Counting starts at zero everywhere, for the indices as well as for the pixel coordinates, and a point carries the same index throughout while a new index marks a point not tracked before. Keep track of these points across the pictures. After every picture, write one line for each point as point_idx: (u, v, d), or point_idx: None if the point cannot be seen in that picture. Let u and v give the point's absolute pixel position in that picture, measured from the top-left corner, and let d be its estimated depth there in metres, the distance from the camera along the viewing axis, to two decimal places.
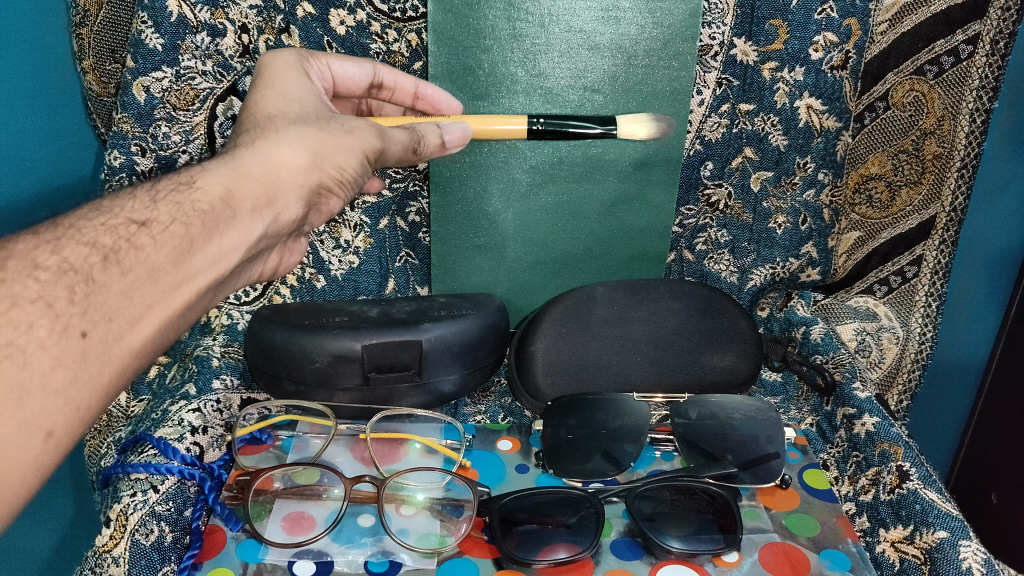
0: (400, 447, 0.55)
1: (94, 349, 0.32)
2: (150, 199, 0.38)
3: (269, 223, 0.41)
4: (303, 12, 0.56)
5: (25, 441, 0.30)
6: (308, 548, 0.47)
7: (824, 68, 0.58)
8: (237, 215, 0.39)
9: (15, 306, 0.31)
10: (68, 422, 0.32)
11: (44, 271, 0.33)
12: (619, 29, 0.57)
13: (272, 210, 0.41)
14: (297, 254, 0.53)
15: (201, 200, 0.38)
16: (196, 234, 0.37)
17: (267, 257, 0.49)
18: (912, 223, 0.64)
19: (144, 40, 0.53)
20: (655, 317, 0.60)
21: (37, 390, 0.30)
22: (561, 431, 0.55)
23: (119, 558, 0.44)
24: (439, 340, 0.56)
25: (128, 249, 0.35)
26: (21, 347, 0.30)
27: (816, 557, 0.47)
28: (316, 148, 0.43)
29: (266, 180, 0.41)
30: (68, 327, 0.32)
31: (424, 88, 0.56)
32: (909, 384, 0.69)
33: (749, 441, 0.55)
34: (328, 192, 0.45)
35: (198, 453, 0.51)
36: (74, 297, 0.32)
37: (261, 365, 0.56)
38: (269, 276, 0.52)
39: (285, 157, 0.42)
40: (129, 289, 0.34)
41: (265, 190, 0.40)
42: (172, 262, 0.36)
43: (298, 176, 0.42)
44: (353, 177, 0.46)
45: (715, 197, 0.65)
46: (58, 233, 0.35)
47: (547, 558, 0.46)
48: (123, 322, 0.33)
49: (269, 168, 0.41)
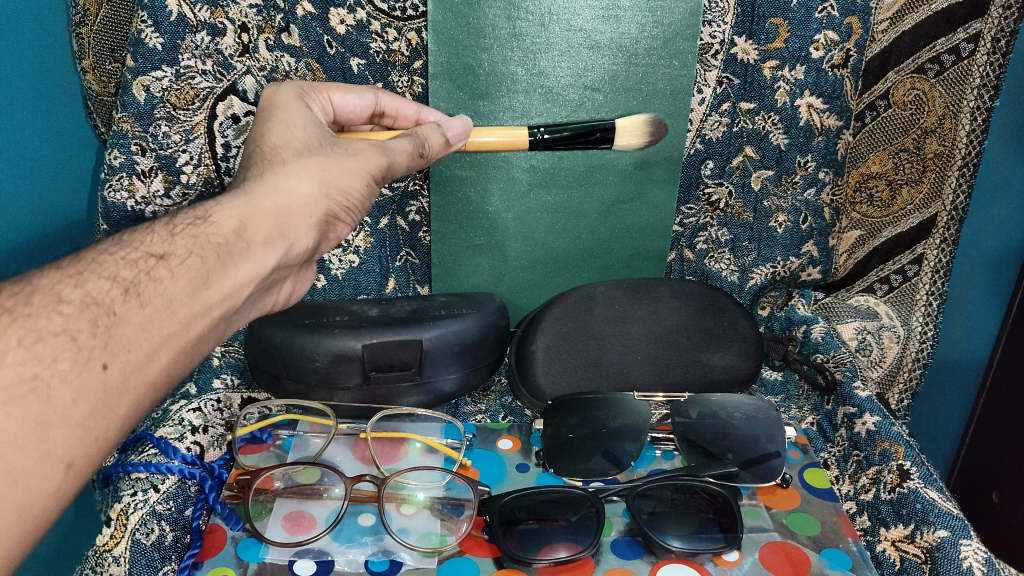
0: (400, 446, 0.55)
1: (114, 381, 0.32)
2: (167, 232, 0.37)
3: (282, 255, 0.41)
4: (303, 11, 0.56)
5: (46, 472, 0.30)
6: (308, 547, 0.47)
7: (824, 67, 0.58)
8: (251, 246, 0.39)
9: (39, 339, 0.31)
10: (87, 452, 0.31)
11: (68, 305, 0.33)
12: (619, 28, 0.56)
13: (284, 240, 0.41)
14: (309, 280, 0.49)
15: (216, 233, 0.38)
16: (212, 266, 0.37)
17: (283, 285, 0.46)
18: (912, 221, 0.64)
19: (144, 39, 0.53)
20: (655, 316, 0.60)
21: (60, 422, 0.30)
22: (562, 429, 0.55)
23: (119, 557, 0.44)
24: (440, 339, 0.56)
25: (147, 282, 0.35)
26: (46, 380, 0.30)
27: (816, 556, 0.47)
28: (322, 175, 0.44)
29: (276, 212, 0.41)
30: (90, 358, 0.31)
31: (426, 115, 0.56)
32: (910, 384, 0.69)
33: (749, 440, 0.55)
34: (337, 220, 0.45)
35: (198, 453, 0.52)
36: (96, 330, 0.32)
37: (261, 365, 0.56)
38: (281, 306, 0.48)
39: (294, 188, 0.42)
40: (147, 321, 0.34)
41: (276, 222, 0.41)
42: (188, 294, 0.35)
43: (307, 205, 0.42)
44: (359, 202, 0.46)
45: (715, 195, 0.65)
46: (80, 266, 0.35)
47: (547, 558, 0.46)
48: (141, 353, 0.33)
49: (280, 199, 0.42)
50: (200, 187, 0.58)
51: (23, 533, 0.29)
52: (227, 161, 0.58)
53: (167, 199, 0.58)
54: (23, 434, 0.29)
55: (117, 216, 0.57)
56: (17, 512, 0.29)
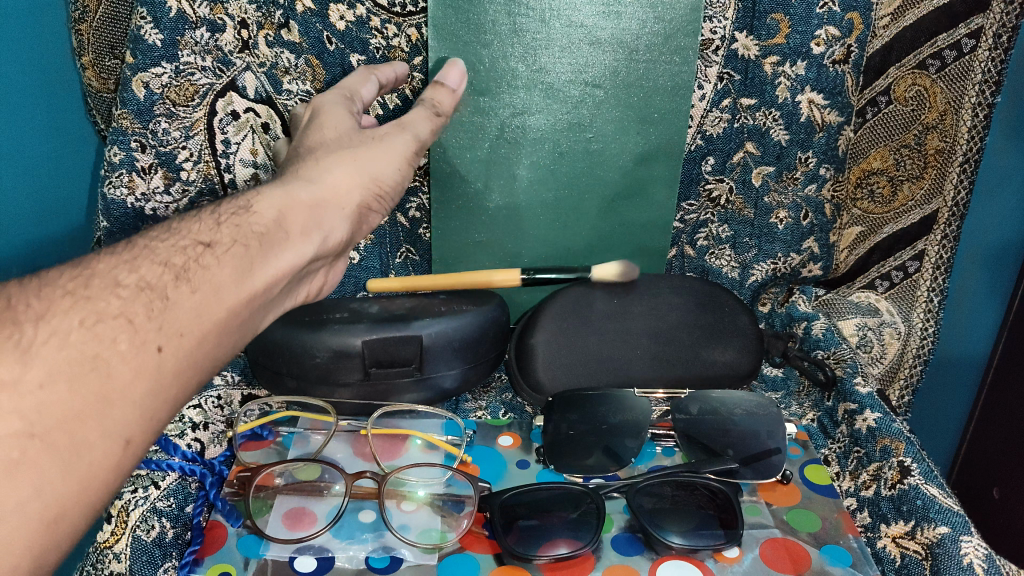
0: (400, 443, 0.56)
1: (168, 362, 0.33)
2: (213, 222, 0.39)
3: (318, 247, 0.42)
4: (303, 7, 0.56)
5: (107, 449, 0.30)
6: (308, 543, 0.47)
7: (825, 63, 0.58)
8: (290, 237, 0.41)
9: (98, 321, 0.32)
10: (143, 430, 0.32)
11: (125, 289, 0.34)
12: (620, 24, 0.56)
13: (320, 231, 0.42)
14: (338, 274, 0.51)
15: (259, 223, 0.40)
16: (255, 254, 0.38)
17: (314, 277, 0.47)
18: (913, 218, 0.64)
19: (143, 35, 0.53)
20: (656, 312, 0.59)
21: (119, 401, 0.31)
22: (562, 426, 0.55)
23: (119, 554, 0.45)
24: (440, 335, 0.55)
25: (197, 268, 0.36)
26: (107, 358, 0.31)
27: (817, 552, 0.47)
28: (354, 165, 0.46)
29: (313, 203, 0.43)
30: (146, 341, 0.32)
31: (400, 70, 0.56)
32: (910, 379, 0.69)
33: (749, 436, 0.55)
34: (368, 210, 0.47)
35: (198, 449, 0.52)
36: (151, 313, 0.33)
37: (261, 361, 0.56)
38: (314, 297, 0.49)
39: (333, 181, 0.45)
40: (199, 306, 0.35)
41: (312, 213, 0.42)
42: (234, 281, 0.37)
43: (341, 197, 0.44)
44: (388, 191, 0.49)
45: (716, 191, 0.64)
46: (133, 253, 0.36)
47: (548, 554, 0.46)
48: (192, 338, 0.34)
49: (317, 193, 0.43)
50: (200, 183, 0.58)
51: (83, 513, 0.30)
52: (227, 157, 0.58)
53: (166, 195, 0.57)
54: (86, 408, 0.30)
55: (117, 212, 0.57)
56: (81, 484, 0.29)
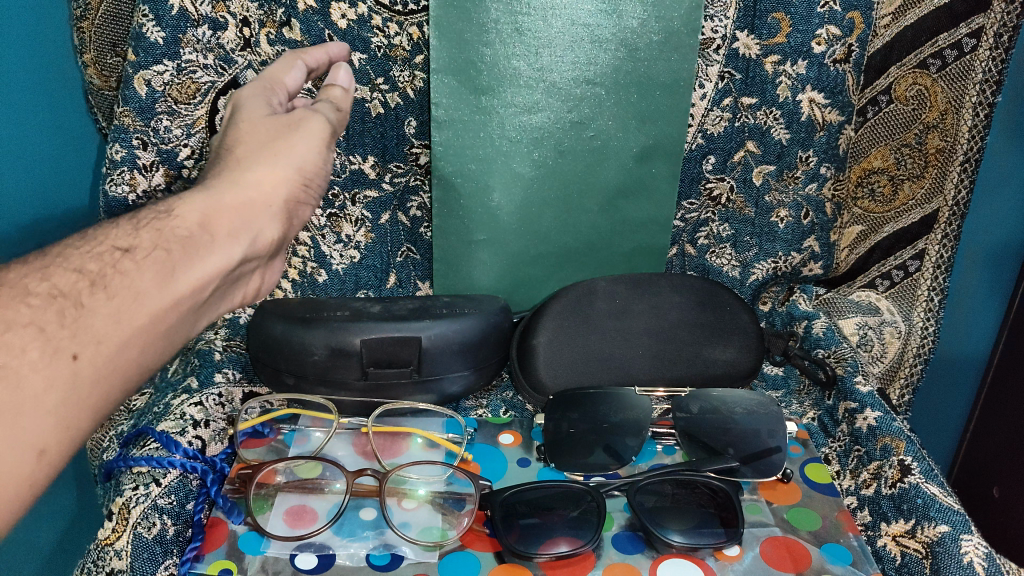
0: (400, 442, 0.56)
1: (84, 370, 0.35)
2: (132, 227, 0.40)
3: (247, 246, 0.43)
4: (304, 5, 0.55)
5: (19, 457, 0.33)
6: (309, 541, 0.47)
7: (825, 62, 0.58)
8: (216, 240, 0.42)
9: (8, 330, 0.33)
10: (59, 440, 0.34)
11: (36, 297, 0.35)
12: (622, 23, 0.57)
13: (249, 233, 0.43)
14: (277, 272, 0.52)
15: (181, 227, 0.41)
16: (177, 259, 0.39)
17: (250, 277, 0.48)
18: (913, 218, 0.64)
19: (144, 33, 0.53)
20: (657, 310, 0.60)
21: (31, 409, 0.33)
22: (563, 425, 0.55)
23: (121, 551, 0.44)
24: (439, 337, 0.56)
25: (113, 274, 0.37)
26: (15, 369, 0.33)
27: (817, 550, 0.47)
28: (276, 157, 0.45)
29: (238, 205, 0.43)
30: (59, 349, 0.34)
31: (332, 49, 0.53)
32: (910, 379, 0.69)
33: (750, 435, 0.55)
34: (298, 204, 0.47)
35: (199, 447, 0.51)
36: (64, 322, 0.35)
37: (262, 358, 0.56)
38: (252, 297, 0.50)
39: (259, 177, 0.44)
40: (117, 313, 0.37)
41: (239, 216, 0.43)
42: (156, 287, 0.38)
43: (267, 196, 0.44)
44: (315, 177, 0.47)
45: (717, 190, 0.64)
46: (47, 260, 0.38)
47: (548, 552, 0.46)
48: (112, 344, 0.36)
49: (244, 195, 0.44)
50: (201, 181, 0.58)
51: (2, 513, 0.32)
52: None
53: (168, 193, 0.58)
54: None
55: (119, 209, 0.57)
56: None
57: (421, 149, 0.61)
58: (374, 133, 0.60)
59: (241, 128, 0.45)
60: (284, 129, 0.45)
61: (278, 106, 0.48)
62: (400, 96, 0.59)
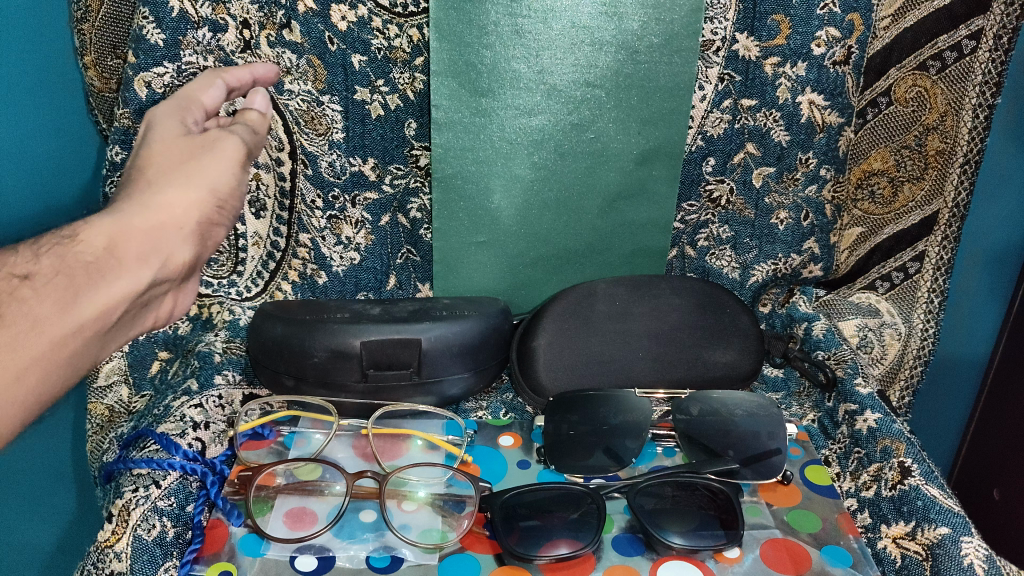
0: (400, 443, 0.55)
1: None
2: (32, 252, 0.39)
3: (159, 270, 0.42)
4: (304, 8, 0.55)
5: None
6: (309, 543, 0.47)
7: (825, 64, 0.59)
8: (123, 263, 0.40)
9: None
10: None
11: None
12: (622, 26, 0.57)
13: (160, 256, 0.42)
14: (191, 294, 0.50)
15: (85, 252, 0.39)
16: (81, 284, 0.38)
17: (161, 300, 0.46)
18: (914, 219, 0.64)
19: (145, 35, 0.53)
20: (657, 313, 0.60)
21: None
22: (562, 427, 0.55)
23: (121, 553, 0.44)
24: (439, 339, 0.56)
25: (10, 303, 0.36)
26: None
27: (817, 553, 0.47)
28: (191, 178, 0.43)
29: (150, 228, 0.41)
30: None
31: (258, 69, 0.54)
32: (910, 381, 0.68)
33: (750, 437, 0.55)
34: (214, 224, 0.45)
35: (199, 449, 0.52)
36: None
37: (261, 360, 0.56)
38: (163, 323, 0.48)
39: (169, 199, 0.42)
40: (14, 343, 0.35)
41: (151, 239, 0.41)
42: (57, 313, 0.37)
43: (179, 217, 0.42)
44: (232, 199, 0.46)
45: (717, 192, 0.64)
46: None
47: (548, 554, 0.46)
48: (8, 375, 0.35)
49: (155, 217, 0.42)
50: None
51: None
52: None
53: None
54: None
55: None
56: None
57: (422, 151, 0.61)
58: (374, 135, 0.60)
59: (162, 146, 0.45)
60: (198, 151, 0.45)
61: (194, 125, 0.48)
62: (400, 98, 0.59)
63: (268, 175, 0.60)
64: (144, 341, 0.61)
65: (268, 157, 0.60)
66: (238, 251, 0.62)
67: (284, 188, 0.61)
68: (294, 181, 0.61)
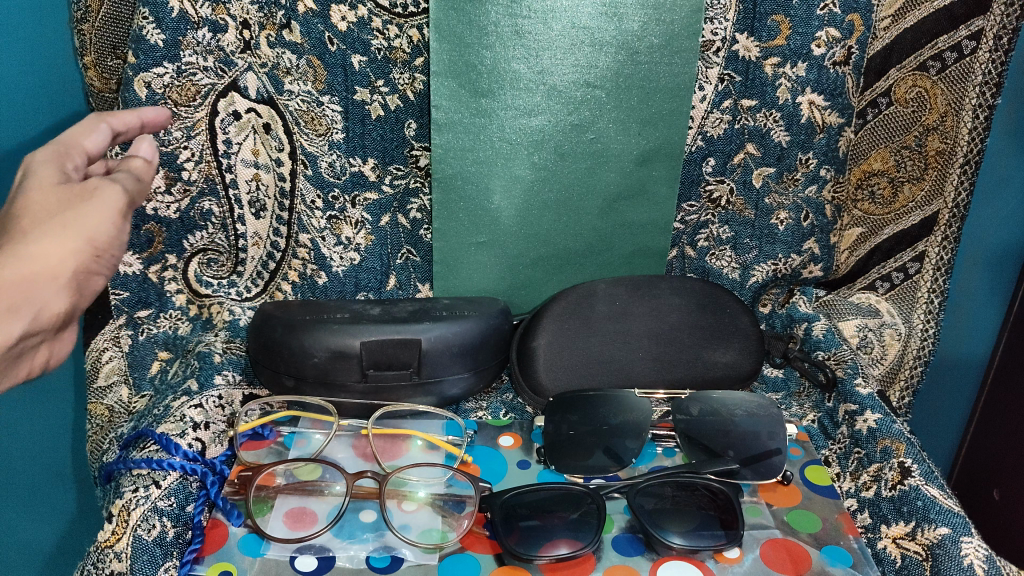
0: (400, 444, 0.55)
1: None
2: None
3: (28, 324, 0.38)
4: (303, 8, 0.55)
5: None
6: (309, 543, 0.47)
7: (825, 64, 0.59)
8: None
9: None
10: None
11: None
12: (622, 26, 0.57)
13: (30, 309, 0.38)
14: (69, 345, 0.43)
15: None
16: None
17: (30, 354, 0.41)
18: (914, 219, 0.64)
19: (144, 35, 0.53)
20: (657, 313, 0.60)
21: None
22: (562, 427, 0.55)
23: (121, 553, 0.44)
24: (438, 339, 0.56)
25: None
26: None
27: (817, 552, 0.47)
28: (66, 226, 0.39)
29: (19, 280, 0.37)
30: None
31: (146, 112, 0.51)
32: (910, 381, 0.68)
33: (750, 437, 0.55)
34: (94, 272, 0.41)
35: (199, 449, 0.52)
36: None
37: (261, 360, 0.57)
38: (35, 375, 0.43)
39: (42, 250, 0.38)
40: None
41: (19, 294, 0.37)
42: None
43: (55, 267, 0.38)
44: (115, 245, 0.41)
45: (717, 193, 0.64)
46: None
47: (548, 554, 0.46)
48: None
49: (23, 268, 0.37)
50: (200, 182, 0.59)
51: None
52: (228, 157, 0.59)
53: (168, 194, 0.59)
54: None
55: None
56: None
57: (422, 151, 0.61)
58: (374, 135, 0.60)
59: (33, 198, 0.40)
60: (76, 198, 0.40)
61: (74, 171, 0.44)
62: (400, 99, 0.59)
63: (268, 175, 0.60)
64: (144, 341, 0.61)
65: (268, 157, 0.60)
66: (238, 252, 0.62)
67: (284, 189, 0.61)
68: (294, 182, 0.60)
